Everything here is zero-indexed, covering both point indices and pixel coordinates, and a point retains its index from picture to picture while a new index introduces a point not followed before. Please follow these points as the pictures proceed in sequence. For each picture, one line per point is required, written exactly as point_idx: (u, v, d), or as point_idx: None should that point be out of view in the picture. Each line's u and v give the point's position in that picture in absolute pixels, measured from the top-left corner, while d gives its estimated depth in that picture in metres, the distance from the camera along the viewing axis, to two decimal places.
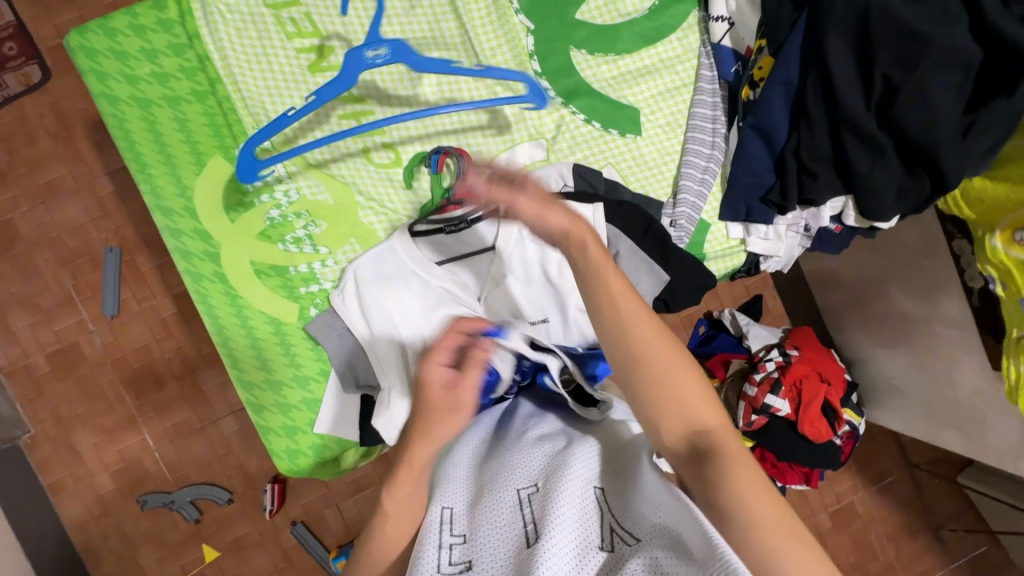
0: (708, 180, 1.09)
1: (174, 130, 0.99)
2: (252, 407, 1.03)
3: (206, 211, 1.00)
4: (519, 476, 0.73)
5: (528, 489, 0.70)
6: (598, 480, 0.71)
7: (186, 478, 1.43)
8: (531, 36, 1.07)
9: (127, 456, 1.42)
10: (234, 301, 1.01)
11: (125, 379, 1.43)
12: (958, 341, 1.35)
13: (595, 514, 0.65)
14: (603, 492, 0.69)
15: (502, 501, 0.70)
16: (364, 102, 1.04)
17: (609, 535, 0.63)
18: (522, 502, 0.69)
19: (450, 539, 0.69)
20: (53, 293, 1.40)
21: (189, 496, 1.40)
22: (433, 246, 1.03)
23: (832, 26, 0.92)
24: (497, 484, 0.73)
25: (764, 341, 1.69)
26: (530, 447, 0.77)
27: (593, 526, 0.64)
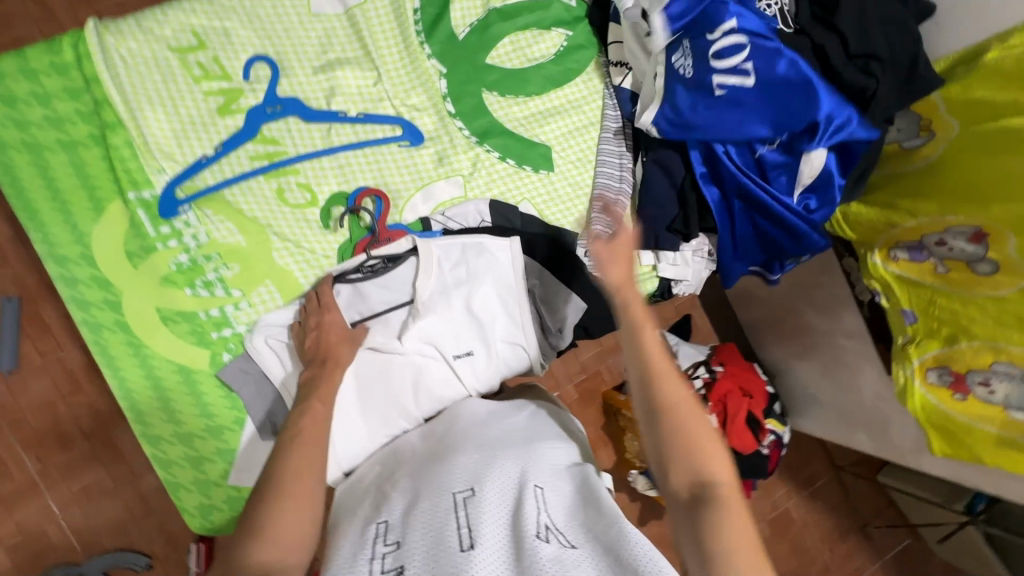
0: (617, 212, 1.14)
1: (70, 176, 0.95)
2: (161, 463, 0.97)
3: (106, 258, 0.96)
4: (456, 481, 0.75)
5: (465, 493, 0.73)
6: (536, 483, 0.76)
7: (99, 545, 1.31)
8: (444, 79, 1.11)
9: (28, 527, 1.29)
10: (137, 351, 0.97)
11: (25, 440, 1.30)
12: (857, 350, 1.47)
13: (530, 511, 0.70)
14: (537, 494, 0.75)
15: (439, 505, 0.71)
16: (276, 144, 1.03)
17: (544, 531, 0.68)
18: (459, 505, 0.71)
19: (383, 547, 0.69)
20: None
21: (105, 566, 1.29)
22: (351, 294, 1.02)
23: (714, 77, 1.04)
24: (433, 491, 0.74)
25: (692, 359, 1.75)
26: (468, 455, 0.80)
27: (529, 524, 0.68)
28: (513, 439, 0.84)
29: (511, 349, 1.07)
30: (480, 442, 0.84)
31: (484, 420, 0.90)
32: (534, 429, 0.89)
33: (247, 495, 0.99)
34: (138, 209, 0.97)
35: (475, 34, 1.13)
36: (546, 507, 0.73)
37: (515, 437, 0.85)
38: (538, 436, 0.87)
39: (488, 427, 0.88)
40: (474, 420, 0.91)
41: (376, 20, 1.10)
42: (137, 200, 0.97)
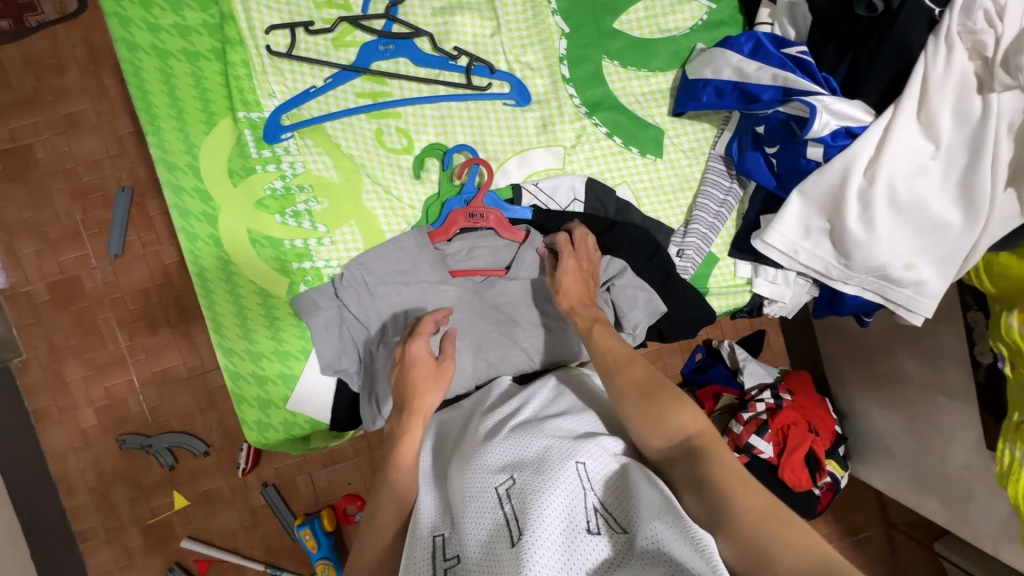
0: (723, 214, 1.05)
1: (189, 85, 0.98)
2: (229, 374, 1.02)
3: (210, 172, 0.99)
4: (493, 472, 0.74)
5: (507, 485, 0.71)
6: (575, 457, 0.74)
7: (164, 425, 1.43)
8: (565, 39, 1.04)
9: (115, 396, 1.43)
10: (224, 265, 1.00)
11: (120, 318, 1.43)
12: (956, 413, 1.32)
13: (573, 495, 0.69)
14: (578, 470, 0.72)
15: (482, 502, 0.70)
16: (382, 84, 1.01)
17: (592, 519, 0.68)
18: (503, 499, 0.70)
19: (444, 563, 0.67)
20: (62, 224, 1.41)
21: (166, 443, 1.40)
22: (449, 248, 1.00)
23: (866, 89, 0.90)
24: (473, 485, 0.72)
25: (758, 380, 1.66)
26: (501, 441, 0.79)
27: (576, 511, 0.67)
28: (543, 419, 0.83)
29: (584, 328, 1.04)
30: (512, 428, 0.82)
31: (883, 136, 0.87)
32: (556, 408, 0.88)
33: (301, 421, 1.04)
34: (245, 129, 0.98)
35: None
36: (590, 487, 0.72)
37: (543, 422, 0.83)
38: (564, 413, 0.86)
39: (518, 411, 0.87)
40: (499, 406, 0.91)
41: None
42: (245, 119, 0.98)
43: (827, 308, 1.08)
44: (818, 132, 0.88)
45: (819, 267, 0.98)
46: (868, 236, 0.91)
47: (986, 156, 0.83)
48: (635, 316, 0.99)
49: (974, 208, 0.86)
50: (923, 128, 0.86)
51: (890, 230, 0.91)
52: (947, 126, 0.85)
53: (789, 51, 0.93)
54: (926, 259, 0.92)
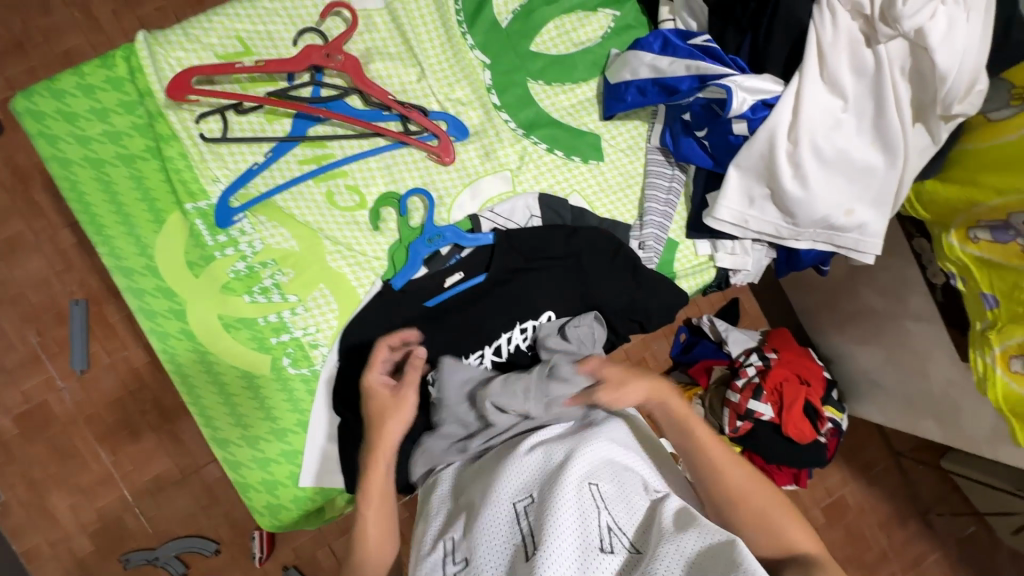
0: (672, 200, 1.10)
1: (130, 187, 0.97)
2: (229, 464, 1.00)
3: (169, 268, 0.98)
4: (513, 492, 0.79)
5: (525, 503, 0.77)
6: (593, 479, 0.78)
7: (169, 533, 1.34)
8: (488, 70, 1.08)
9: (108, 517, 1.33)
10: (202, 357, 0.99)
11: (99, 434, 1.33)
12: (926, 335, 1.39)
13: (589, 520, 0.73)
14: (595, 491, 0.77)
15: (500, 519, 0.76)
16: (323, 147, 1.03)
17: (605, 538, 0.73)
18: (519, 517, 0.76)
19: (456, 564, 0.76)
20: (19, 352, 1.31)
21: (173, 552, 1.32)
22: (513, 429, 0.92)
23: (771, 63, 0.97)
24: (493, 503, 0.78)
25: (743, 346, 1.69)
26: (522, 458, 0.82)
27: (591, 533, 0.72)
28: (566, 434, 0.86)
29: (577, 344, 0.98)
30: (533, 443, 0.85)
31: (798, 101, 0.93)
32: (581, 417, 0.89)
33: (313, 494, 1.02)
34: (197, 219, 0.98)
35: (519, 21, 1.09)
36: (605, 506, 0.76)
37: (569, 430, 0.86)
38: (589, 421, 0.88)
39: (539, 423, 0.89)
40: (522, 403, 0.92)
41: (416, 11, 1.06)
42: (194, 210, 0.98)
43: (787, 266, 1.14)
44: (739, 109, 0.94)
45: (770, 230, 1.04)
46: (806, 193, 0.97)
47: (889, 102, 0.91)
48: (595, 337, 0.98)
49: (891, 147, 0.94)
50: (830, 88, 0.93)
51: (823, 182, 0.97)
52: (849, 80, 0.92)
53: (695, 42, 1.00)
54: (863, 203, 0.99)
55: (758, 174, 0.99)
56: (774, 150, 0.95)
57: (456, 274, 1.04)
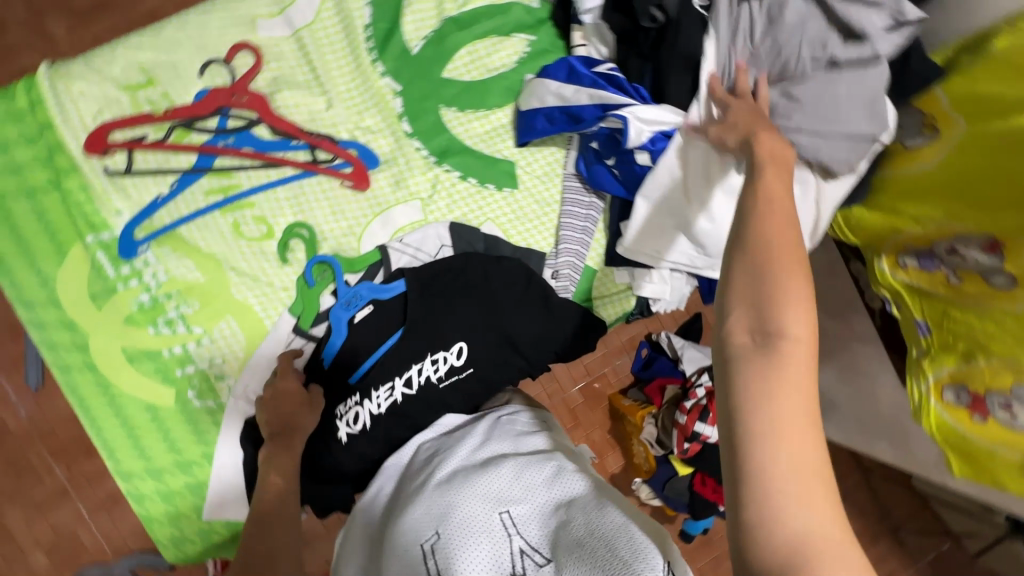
0: (589, 227, 1.10)
1: (32, 221, 0.97)
2: (134, 497, 1.00)
3: (71, 301, 0.98)
4: (420, 530, 0.74)
5: (433, 540, 0.73)
6: (503, 503, 0.75)
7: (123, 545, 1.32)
8: (399, 97, 1.06)
9: (62, 532, 1.31)
10: (106, 390, 0.99)
11: (56, 451, 1.32)
12: (873, 357, 1.34)
13: (498, 543, 0.71)
14: (505, 517, 0.74)
15: (408, 561, 0.72)
16: (229, 177, 1.02)
17: (517, 558, 0.70)
18: (426, 556, 0.71)
19: None
20: None
21: (132, 563, 1.29)
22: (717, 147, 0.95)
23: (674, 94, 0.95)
24: (401, 544, 0.74)
25: (697, 365, 1.68)
26: (428, 497, 0.79)
27: (502, 556, 0.70)
28: (475, 464, 0.84)
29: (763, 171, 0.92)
30: (440, 479, 0.82)
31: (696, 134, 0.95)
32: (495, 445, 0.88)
33: (220, 528, 1.02)
34: (98, 251, 0.98)
35: (431, 47, 1.07)
36: (518, 530, 0.73)
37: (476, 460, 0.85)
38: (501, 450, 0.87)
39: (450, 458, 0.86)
40: (435, 447, 0.92)
41: (326, 41, 1.06)
42: (96, 243, 0.98)
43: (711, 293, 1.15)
44: (637, 139, 0.95)
45: (685, 260, 1.04)
46: (714, 225, 0.99)
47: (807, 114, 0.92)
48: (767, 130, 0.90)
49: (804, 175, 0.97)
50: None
51: (730, 214, 0.96)
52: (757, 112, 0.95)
53: (600, 69, 1.02)
54: None
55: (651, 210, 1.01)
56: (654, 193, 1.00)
57: (365, 307, 1.01)
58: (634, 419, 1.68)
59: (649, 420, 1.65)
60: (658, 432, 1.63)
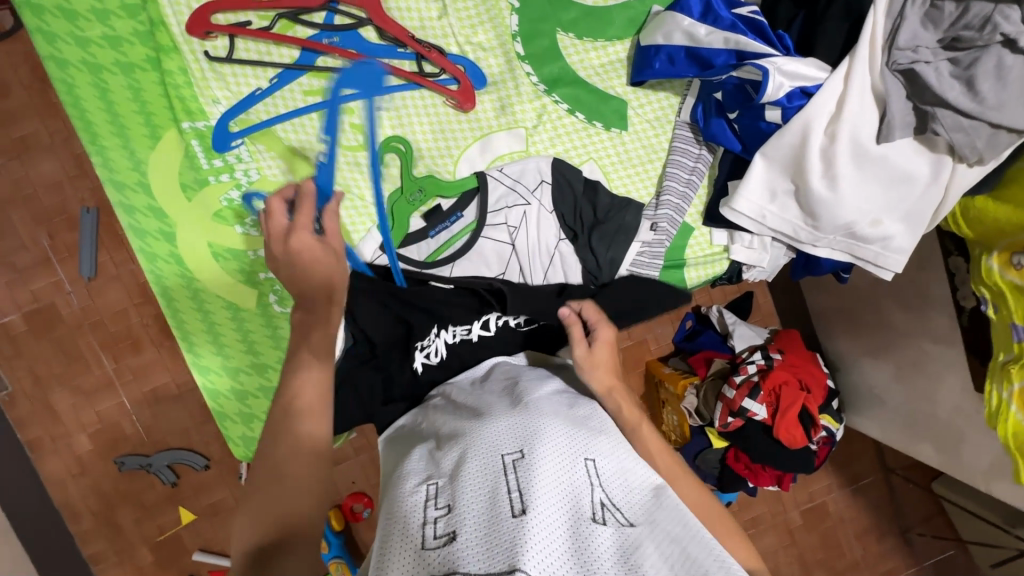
0: (694, 181, 1.03)
1: (128, 99, 0.93)
2: (209, 392, 1.00)
3: (162, 188, 0.95)
4: (503, 444, 0.66)
5: (515, 458, 0.64)
6: (587, 452, 0.67)
7: (163, 443, 1.32)
8: (515, 15, 1.00)
9: (108, 419, 1.31)
10: (190, 283, 0.97)
11: (102, 342, 1.30)
12: (943, 358, 1.30)
13: (581, 484, 0.62)
14: (589, 466, 0.65)
15: (481, 467, 0.63)
16: (331, 80, 0.97)
17: (599, 509, 0.60)
18: (508, 469, 0.62)
19: (433, 512, 0.59)
20: (27, 251, 1.25)
21: (167, 461, 1.30)
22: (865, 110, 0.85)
23: (823, 43, 0.88)
24: (478, 454, 0.65)
25: (748, 342, 1.61)
26: (510, 417, 0.71)
27: (582, 499, 0.60)
28: (557, 404, 0.77)
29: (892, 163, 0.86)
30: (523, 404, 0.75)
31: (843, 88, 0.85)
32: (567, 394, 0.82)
33: None
34: (192, 139, 0.94)
35: None
36: (599, 482, 0.64)
37: (552, 401, 0.77)
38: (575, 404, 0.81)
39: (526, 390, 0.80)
40: (506, 382, 0.84)
41: None
42: (191, 130, 0.94)
43: (804, 269, 1.09)
44: (774, 94, 0.86)
45: (788, 230, 0.97)
46: (832, 195, 0.89)
47: (983, 75, 0.77)
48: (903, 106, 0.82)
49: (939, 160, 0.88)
50: (873, 99, 0.85)
51: (855, 185, 0.89)
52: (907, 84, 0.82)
53: (740, 12, 0.91)
54: (892, 215, 0.92)
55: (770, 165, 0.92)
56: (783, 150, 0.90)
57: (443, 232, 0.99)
58: (674, 387, 1.65)
59: (691, 390, 1.59)
60: (698, 402, 1.57)
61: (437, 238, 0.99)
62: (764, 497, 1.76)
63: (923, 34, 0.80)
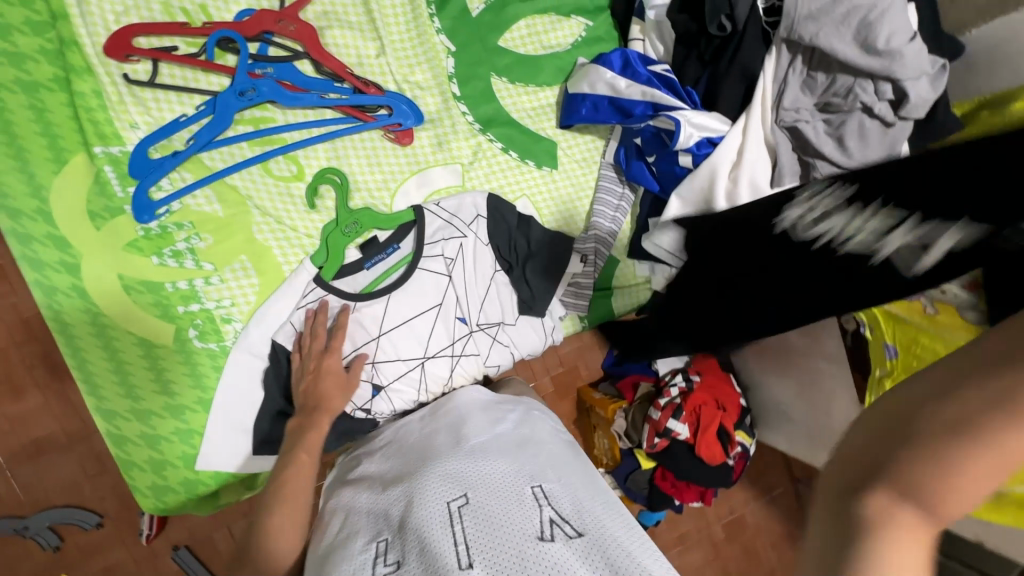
0: (619, 218, 1.12)
1: (28, 119, 0.86)
2: (113, 439, 0.91)
3: (65, 216, 0.88)
4: (447, 489, 0.68)
5: (459, 502, 0.66)
6: (532, 478, 0.69)
7: (43, 501, 1.16)
8: (451, 58, 1.04)
9: None
10: (95, 320, 0.89)
11: None
12: (835, 375, 1.46)
13: (527, 514, 0.63)
14: (533, 493, 0.67)
15: (429, 514, 0.65)
16: (264, 111, 0.96)
17: (547, 529, 0.62)
18: (454, 518, 0.64)
19: (385, 568, 0.62)
20: None
21: (48, 521, 1.14)
22: (758, 160, 0.97)
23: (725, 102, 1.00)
24: (425, 498, 0.67)
25: (671, 367, 1.70)
26: (453, 457, 0.73)
27: (531, 525, 0.62)
28: (500, 433, 0.79)
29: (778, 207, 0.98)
30: (466, 442, 0.77)
31: (738, 139, 0.97)
32: (513, 415, 0.85)
33: (206, 479, 0.95)
34: (105, 165, 0.88)
35: (491, 13, 1.06)
36: (546, 503, 0.66)
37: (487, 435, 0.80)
38: (523, 425, 0.83)
39: (471, 425, 0.81)
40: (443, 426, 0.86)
41: None
42: (103, 155, 0.88)
43: None
44: (686, 142, 0.97)
45: None
46: None
47: (848, 135, 0.90)
48: (785, 157, 0.96)
49: None
50: (767, 151, 0.98)
51: None
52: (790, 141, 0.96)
53: (654, 69, 1.03)
54: None
55: (683, 203, 1.01)
56: (692, 189, 1.00)
57: (381, 261, 0.99)
58: (604, 412, 1.68)
59: (621, 414, 1.64)
60: (627, 426, 1.62)
61: (373, 270, 0.99)
62: (690, 514, 1.85)
63: (802, 98, 0.94)
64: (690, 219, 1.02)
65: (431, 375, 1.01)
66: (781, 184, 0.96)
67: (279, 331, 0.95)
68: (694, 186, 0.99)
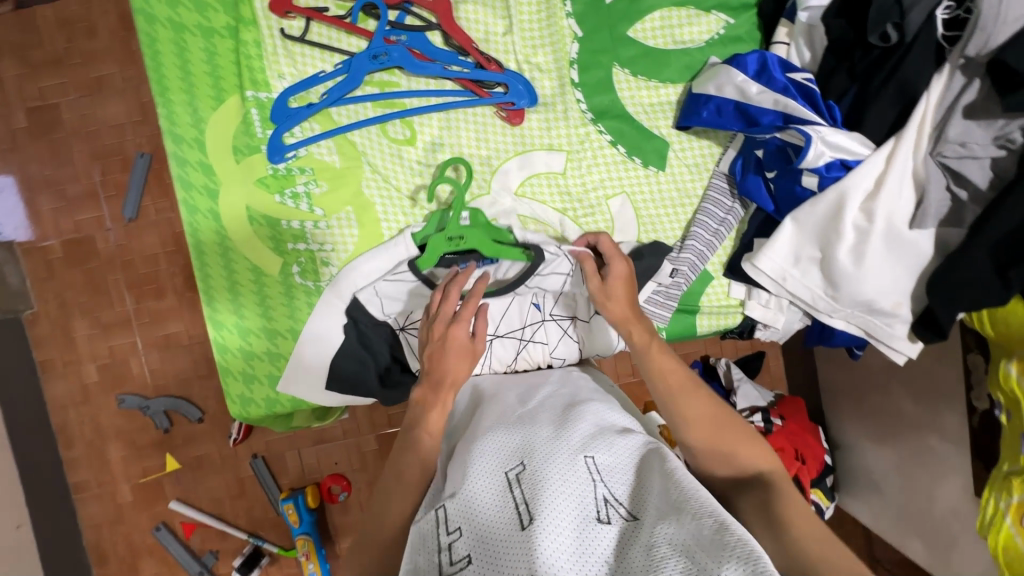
0: (722, 232, 1.04)
1: (201, 59, 0.99)
2: (217, 347, 1.02)
3: (214, 147, 1.00)
4: (505, 460, 0.69)
5: (518, 471, 0.67)
6: (586, 450, 0.70)
7: (164, 387, 1.36)
8: (577, 43, 1.03)
9: (120, 356, 1.35)
10: (221, 242, 1.01)
11: (129, 282, 1.35)
12: (948, 457, 1.25)
13: (583, 482, 0.65)
14: (589, 462, 0.68)
15: (490, 485, 0.66)
16: (391, 75, 1.02)
17: (603, 505, 0.62)
18: (514, 485, 0.65)
19: (445, 538, 0.62)
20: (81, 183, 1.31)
21: (164, 407, 1.34)
22: (897, 194, 0.85)
23: (870, 123, 0.88)
24: (485, 473, 0.68)
25: (750, 403, 1.52)
26: (505, 432, 0.74)
27: (587, 499, 0.63)
28: (557, 414, 0.79)
29: (908, 251, 0.88)
30: (519, 422, 0.78)
31: (876, 170, 0.86)
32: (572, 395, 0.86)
33: (284, 401, 1.04)
34: (252, 108, 1.00)
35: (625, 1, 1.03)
36: (601, 477, 0.66)
37: (555, 417, 0.79)
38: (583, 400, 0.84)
39: (530, 404, 0.83)
40: (506, 399, 0.87)
41: None
42: (253, 99, 0.99)
43: (818, 338, 1.08)
44: (813, 162, 0.88)
45: (807, 297, 0.97)
46: (856, 270, 0.90)
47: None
48: (931, 195, 0.83)
49: None
50: (912, 185, 0.85)
51: (879, 265, 0.89)
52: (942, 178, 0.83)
53: (794, 76, 0.93)
54: (915, 298, 0.91)
55: (796, 227, 0.93)
56: (813, 212, 0.91)
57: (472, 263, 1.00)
58: None
59: None
60: None
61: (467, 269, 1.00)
62: None
63: (976, 130, 0.79)
64: (800, 245, 0.94)
65: (498, 353, 1.02)
66: (919, 223, 0.85)
67: (367, 282, 1.01)
68: (814, 211, 0.91)
